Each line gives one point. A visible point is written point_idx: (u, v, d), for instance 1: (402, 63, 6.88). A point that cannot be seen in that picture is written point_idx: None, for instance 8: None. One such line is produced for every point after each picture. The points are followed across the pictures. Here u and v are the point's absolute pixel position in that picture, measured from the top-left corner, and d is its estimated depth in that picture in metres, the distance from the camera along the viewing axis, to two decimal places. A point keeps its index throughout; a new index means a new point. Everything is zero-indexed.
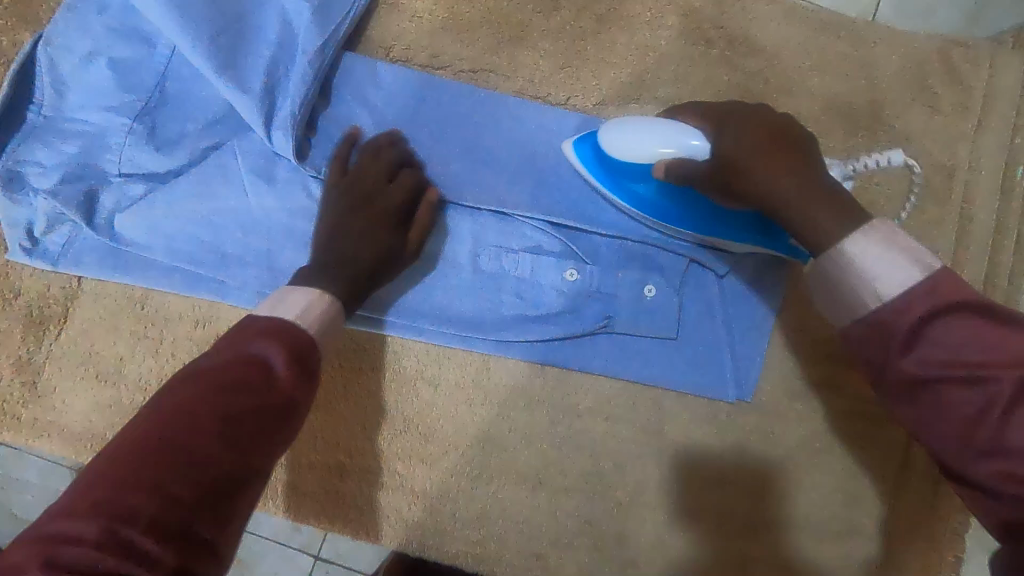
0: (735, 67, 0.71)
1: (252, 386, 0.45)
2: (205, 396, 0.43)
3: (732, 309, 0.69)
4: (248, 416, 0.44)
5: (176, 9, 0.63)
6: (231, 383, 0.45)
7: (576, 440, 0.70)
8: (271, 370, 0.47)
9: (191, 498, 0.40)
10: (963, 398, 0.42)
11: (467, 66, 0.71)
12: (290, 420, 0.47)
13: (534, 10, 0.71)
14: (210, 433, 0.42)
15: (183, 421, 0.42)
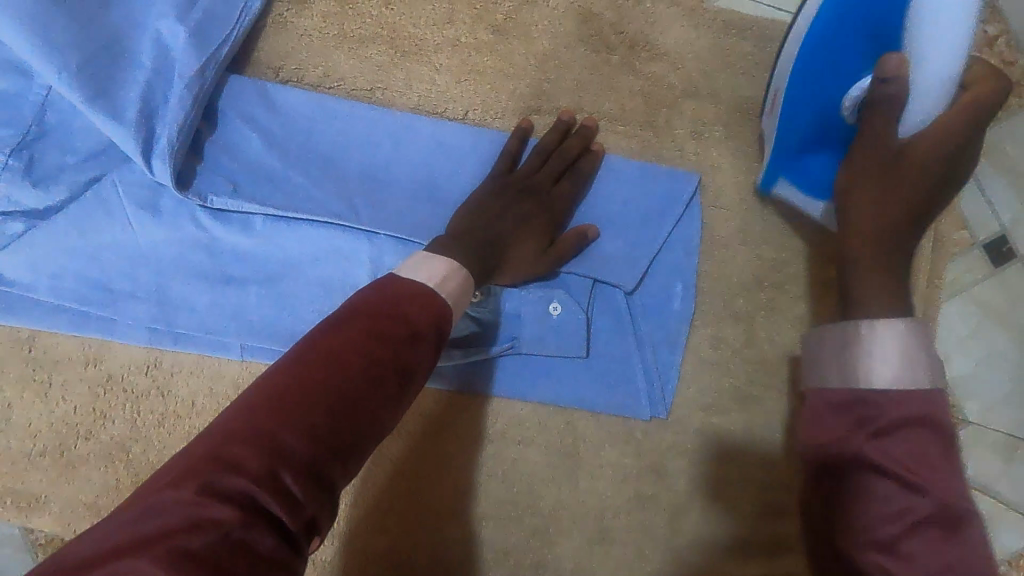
0: (638, 73, 0.69)
1: (396, 338, 0.45)
2: (359, 345, 0.43)
3: (643, 323, 0.66)
4: (341, 398, 0.41)
5: (39, 38, 0.60)
6: (377, 334, 0.44)
7: (489, 466, 0.67)
8: (387, 341, 0.44)
9: (275, 499, 0.37)
10: (886, 492, 0.41)
11: (360, 83, 0.69)
12: (408, 391, 0.45)
13: (428, 22, 0.69)
14: (291, 426, 0.39)
15: (336, 366, 0.42)
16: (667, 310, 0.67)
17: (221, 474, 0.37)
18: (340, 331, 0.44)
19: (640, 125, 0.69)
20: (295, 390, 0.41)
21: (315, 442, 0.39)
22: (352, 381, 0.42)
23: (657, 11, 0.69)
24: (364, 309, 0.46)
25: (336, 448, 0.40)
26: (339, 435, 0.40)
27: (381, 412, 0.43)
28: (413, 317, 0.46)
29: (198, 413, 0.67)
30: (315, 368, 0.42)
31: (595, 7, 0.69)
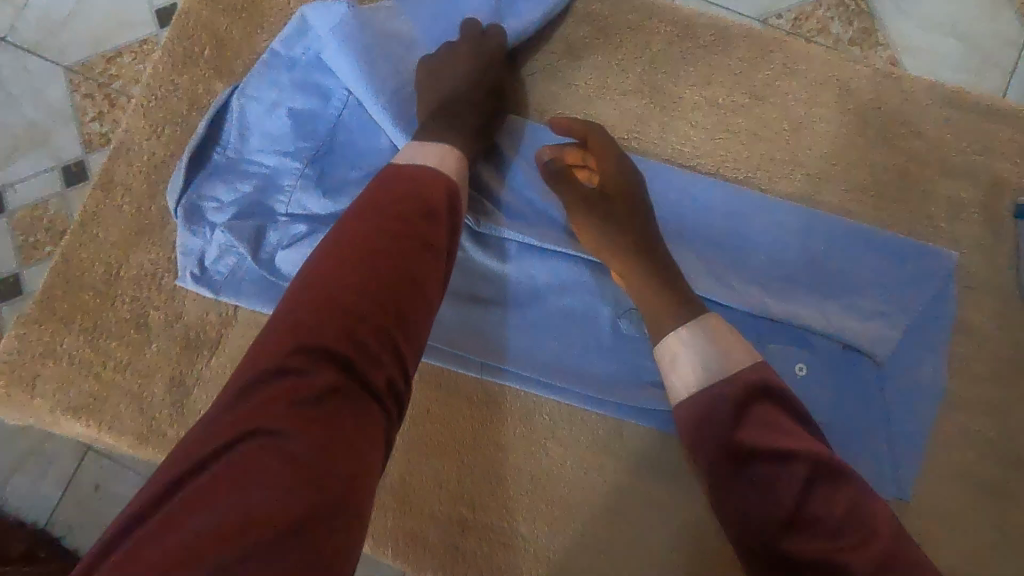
0: (893, 148, 0.70)
1: (410, 220, 0.50)
2: (383, 226, 0.48)
3: (885, 397, 0.65)
4: (373, 277, 0.46)
5: (362, 68, 0.69)
6: (398, 215, 0.49)
7: (706, 519, 0.69)
8: (387, 225, 0.48)
9: (344, 352, 0.42)
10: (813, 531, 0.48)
11: (619, 133, 0.73)
12: (433, 267, 0.49)
13: (686, 83, 0.73)
14: (348, 303, 0.44)
15: (364, 248, 0.47)
16: (914, 387, 0.65)
17: (291, 357, 0.42)
18: (367, 218, 0.49)
19: (893, 199, 0.69)
20: (343, 282, 0.45)
21: (372, 312, 0.44)
22: (382, 262, 0.46)
23: (916, 91, 0.71)
24: (407, 208, 0.50)
25: (384, 315, 0.45)
26: (372, 300, 0.45)
27: (413, 288, 0.47)
28: (414, 192, 0.52)
29: (431, 421, 0.70)
30: (361, 254, 0.47)
31: (853, 83, 0.72)
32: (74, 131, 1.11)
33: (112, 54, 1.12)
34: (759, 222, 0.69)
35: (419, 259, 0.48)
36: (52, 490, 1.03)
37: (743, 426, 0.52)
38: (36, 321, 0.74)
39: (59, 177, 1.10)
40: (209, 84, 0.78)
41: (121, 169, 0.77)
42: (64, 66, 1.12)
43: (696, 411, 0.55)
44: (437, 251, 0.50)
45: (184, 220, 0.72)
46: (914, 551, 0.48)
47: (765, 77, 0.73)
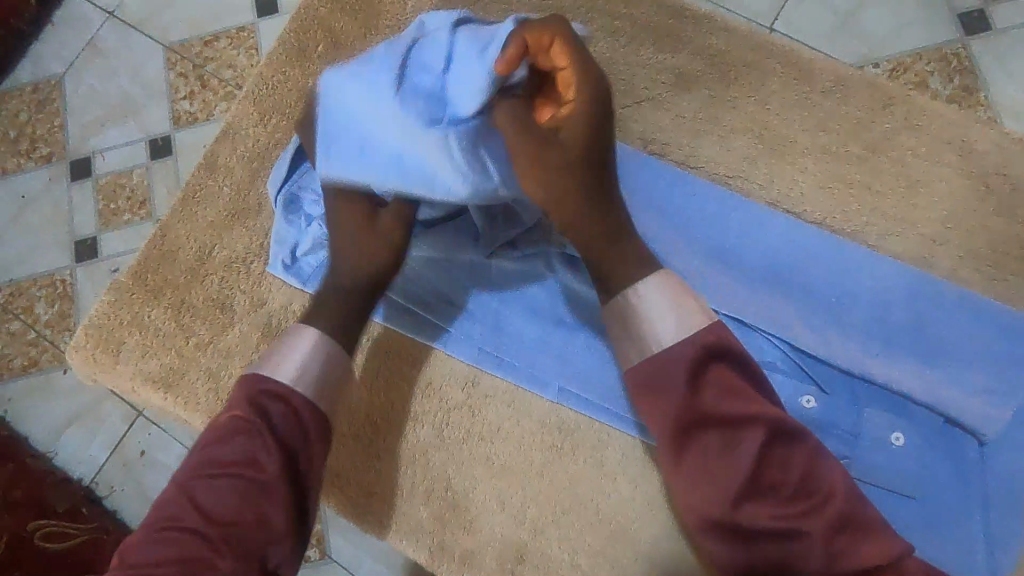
0: (1016, 218, 0.67)
1: (252, 427, 0.57)
2: (209, 454, 0.57)
3: (986, 480, 0.61)
4: (242, 463, 0.56)
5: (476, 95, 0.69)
6: (228, 435, 0.58)
7: None
8: (245, 440, 0.57)
9: (254, 481, 0.56)
10: (771, 497, 0.51)
11: (724, 170, 0.72)
12: (272, 420, 0.58)
13: (800, 127, 0.71)
14: (230, 466, 0.56)
15: (192, 478, 0.57)
16: (1021, 474, 0.61)
17: (205, 507, 0.55)
18: (229, 433, 0.58)
19: (1012, 271, 0.66)
20: (213, 459, 0.57)
21: (258, 464, 0.56)
22: (252, 424, 0.57)
23: None
24: (238, 412, 0.58)
25: (262, 480, 0.56)
26: (257, 471, 0.56)
27: (264, 440, 0.57)
28: (271, 412, 0.58)
29: (501, 440, 0.68)
30: (225, 442, 0.57)
31: (978, 146, 0.69)
32: (165, 107, 1.15)
33: (210, 38, 1.16)
34: (868, 277, 0.65)
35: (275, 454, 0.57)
36: (98, 451, 1.06)
37: (703, 393, 0.53)
38: (127, 290, 0.76)
39: (147, 150, 1.13)
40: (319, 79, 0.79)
41: (225, 153, 0.79)
42: (162, 44, 1.17)
43: (655, 374, 0.55)
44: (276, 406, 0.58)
45: (281, 209, 0.73)
46: (866, 509, 0.52)
47: (882, 130, 0.70)
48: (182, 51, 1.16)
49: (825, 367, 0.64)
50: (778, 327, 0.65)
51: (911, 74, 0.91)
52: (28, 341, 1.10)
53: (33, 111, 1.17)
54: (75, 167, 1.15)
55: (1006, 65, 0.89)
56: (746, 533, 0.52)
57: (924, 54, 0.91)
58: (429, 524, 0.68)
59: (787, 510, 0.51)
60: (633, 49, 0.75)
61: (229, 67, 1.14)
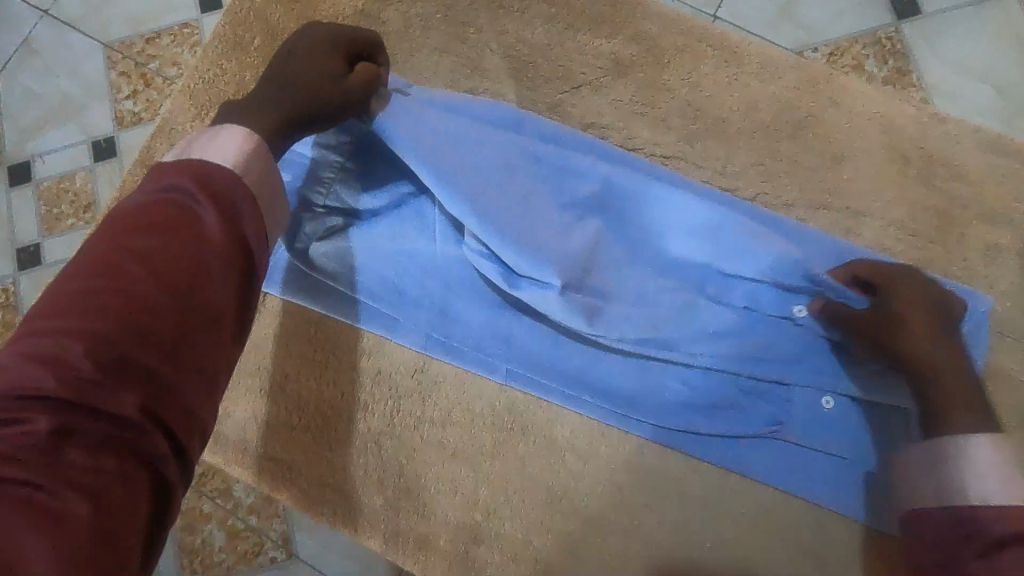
0: (934, 188, 0.70)
1: (171, 217, 0.41)
2: (76, 280, 0.38)
3: None
4: (135, 298, 0.38)
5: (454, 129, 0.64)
6: (145, 210, 0.42)
7: (728, 549, 0.66)
8: (165, 220, 0.41)
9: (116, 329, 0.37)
10: None
11: (661, 151, 0.74)
12: (190, 172, 0.44)
13: (734, 106, 0.74)
14: (93, 315, 0.37)
15: (63, 302, 0.38)
16: None
17: (16, 384, 0.34)
18: (139, 205, 0.42)
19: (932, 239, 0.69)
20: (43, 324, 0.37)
21: (103, 380, 0.35)
22: (107, 311, 0.37)
23: (960, 134, 0.71)
24: (150, 212, 0.42)
25: (164, 336, 0.38)
26: (144, 327, 0.38)
27: (206, 247, 0.41)
28: (186, 180, 0.43)
29: (452, 423, 0.69)
30: (107, 262, 0.39)
31: (898, 121, 0.72)
32: (106, 107, 1.12)
33: (151, 35, 1.13)
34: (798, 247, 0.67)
35: (186, 234, 0.41)
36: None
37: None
38: None
39: (88, 152, 1.10)
40: (256, 71, 0.78)
41: (162, 149, 0.77)
42: (101, 43, 1.13)
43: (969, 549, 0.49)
44: (204, 220, 0.42)
45: None
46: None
47: (811, 108, 0.73)
48: (122, 49, 1.13)
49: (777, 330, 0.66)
50: (732, 300, 0.66)
51: (846, 58, 0.94)
52: None
53: None
54: (11, 171, 1.11)
55: (933, 49, 0.93)
56: None
57: (859, 39, 0.94)
58: (382, 510, 0.68)
59: None
60: (570, 34, 0.77)
61: (169, 65, 1.12)
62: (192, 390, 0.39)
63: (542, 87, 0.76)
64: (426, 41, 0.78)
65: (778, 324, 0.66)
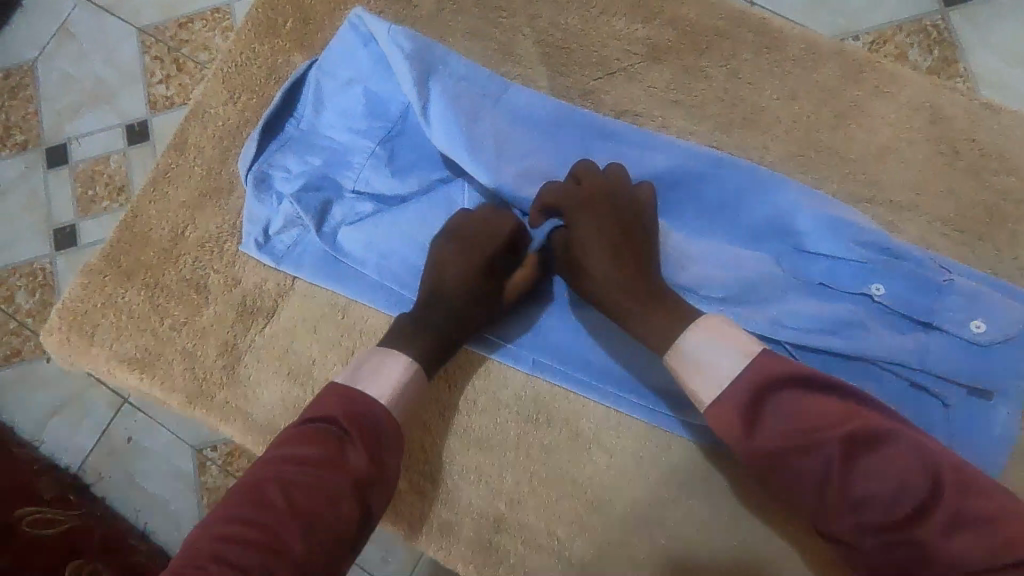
0: (983, 182, 0.67)
1: (317, 458, 0.55)
2: (264, 472, 0.55)
3: (953, 437, 0.61)
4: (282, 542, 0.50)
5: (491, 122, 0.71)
6: (300, 449, 0.55)
7: (759, 550, 0.64)
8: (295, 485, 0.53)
9: (265, 562, 0.49)
10: (807, 465, 0.50)
11: (696, 140, 0.72)
12: (332, 418, 0.58)
13: (773, 95, 0.71)
14: (251, 545, 0.49)
15: (233, 519, 0.52)
16: (987, 433, 0.61)
17: (205, 552, 0.49)
18: (286, 447, 0.56)
19: (980, 235, 0.66)
20: (222, 545, 0.50)
21: (271, 558, 0.49)
22: (256, 552, 0.49)
23: (1013, 126, 0.68)
24: (318, 441, 0.56)
25: (295, 567, 0.50)
26: (279, 563, 0.49)
27: (342, 477, 0.54)
28: (360, 421, 0.58)
29: (477, 412, 0.69)
30: (277, 495, 0.53)
31: (947, 111, 0.69)
32: (141, 91, 1.13)
33: (184, 20, 1.13)
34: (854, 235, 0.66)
35: (334, 469, 0.54)
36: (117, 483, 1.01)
37: (759, 431, 0.51)
38: (100, 272, 0.75)
39: (124, 135, 1.12)
40: (288, 56, 0.78)
41: (195, 132, 0.78)
42: (136, 27, 1.14)
43: (786, 414, 0.51)
44: (344, 506, 0.53)
45: (253, 187, 0.72)
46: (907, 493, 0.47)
47: (854, 97, 0.70)
48: (157, 34, 1.14)
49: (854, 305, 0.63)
50: (809, 275, 0.64)
51: (889, 46, 0.90)
52: (9, 329, 1.08)
53: (8, 97, 1.15)
54: (50, 154, 1.14)
55: (983, 36, 0.89)
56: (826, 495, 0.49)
57: (905, 27, 0.90)
58: (407, 496, 0.68)
59: (894, 517, 0.47)
60: (605, 19, 0.75)
61: (202, 49, 1.12)
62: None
63: (575, 73, 0.75)
64: (457, 25, 0.77)
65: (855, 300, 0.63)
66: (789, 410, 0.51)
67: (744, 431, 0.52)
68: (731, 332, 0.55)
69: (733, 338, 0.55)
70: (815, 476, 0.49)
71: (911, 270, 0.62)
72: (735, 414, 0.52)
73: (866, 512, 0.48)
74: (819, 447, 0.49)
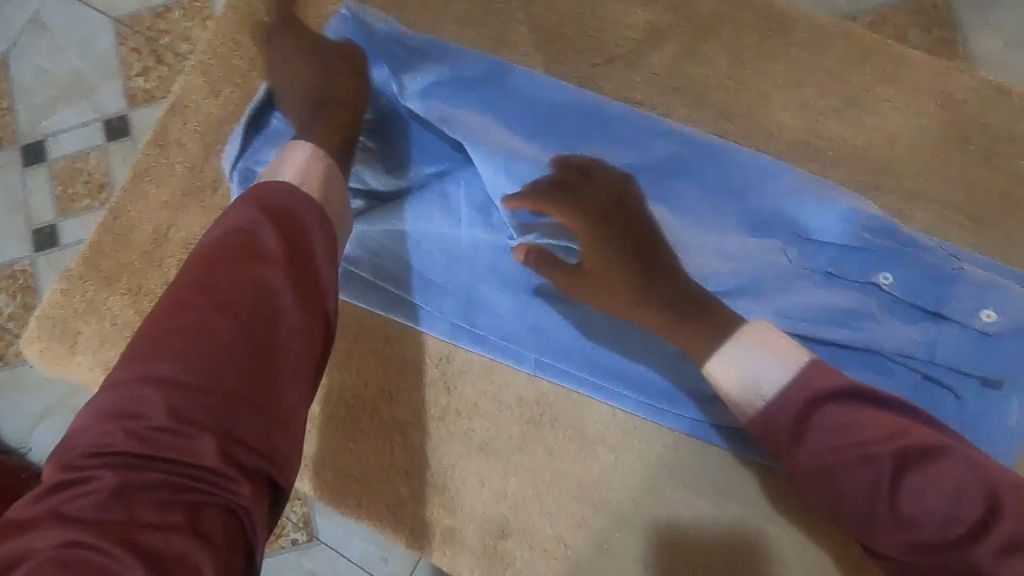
0: (995, 168, 0.65)
1: (243, 280, 0.44)
2: (175, 300, 0.43)
3: (966, 430, 0.60)
4: (208, 389, 0.40)
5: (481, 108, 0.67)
6: (216, 271, 0.44)
7: (771, 550, 0.62)
8: (225, 310, 0.43)
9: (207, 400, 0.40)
10: (852, 478, 0.47)
11: (701, 128, 0.69)
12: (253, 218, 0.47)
13: (778, 81, 0.69)
14: (174, 393, 0.39)
15: (148, 357, 0.41)
16: (999, 426, 0.60)
17: (124, 405, 0.39)
18: (196, 270, 0.45)
19: (991, 223, 0.65)
20: (124, 411, 0.39)
21: (216, 397, 0.40)
22: (188, 394, 0.40)
23: None
24: (237, 256, 0.45)
25: (239, 408, 0.41)
26: (214, 406, 0.40)
27: (278, 267, 0.45)
28: (283, 222, 0.48)
29: (478, 414, 0.67)
30: (177, 334, 0.41)
31: (957, 95, 0.67)
32: (118, 84, 1.08)
33: (161, 9, 1.09)
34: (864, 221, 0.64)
35: (266, 264, 0.45)
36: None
37: (802, 445, 0.50)
38: (81, 276, 0.72)
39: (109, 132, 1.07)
40: (272, 45, 0.75)
41: (176, 127, 0.74)
42: (112, 17, 1.09)
43: (830, 427, 0.49)
44: (286, 296, 0.45)
45: (238, 185, 0.69)
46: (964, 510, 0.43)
47: (862, 81, 0.68)
48: (134, 24, 1.09)
49: (863, 296, 0.61)
50: (814, 264, 0.62)
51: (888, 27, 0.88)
52: None
53: None
54: (27, 151, 1.09)
55: (984, 17, 0.87)
56: (877, 517, 0.47)
57: (903, 7, 0.88)
58: (409, 503, 0.66)
59: (948, 537, 0.43)
60: (602, 3, 0.72)
61: (179, 38, 1.08)
62: (275, 446, 0.42)
63: (573, 60, 0.71)
64: (449, 11, 0.73)
65: (865, 291, 0.61)
66: (835, 423, 0.49)
67: (784, 444, 0.51)
68: (772, 340, 0.54)
69: (772, 345, 0.53)
70: (871, 492, 0.47)
71: (922, 259, 0.60)
72: (780, 427, 0.51)
73: (914, 533, 0.45)
74: (874, 462, 0.46)
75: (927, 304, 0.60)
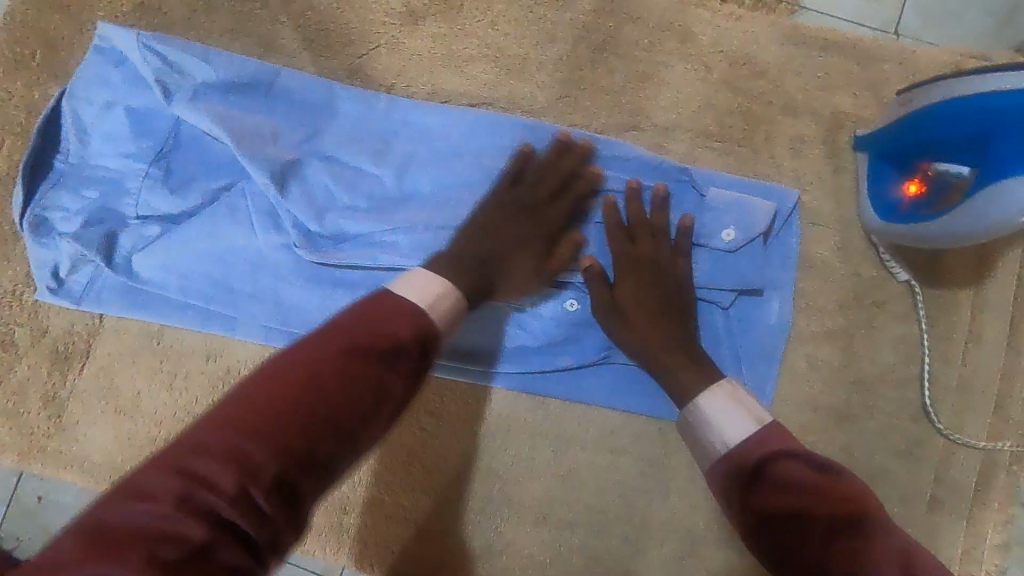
0: (736, 90, 0.70)
1: (379, 337, 0.48)
2: (301, 356, 0.46)
3: (733, 338, 0.66)
4: (293, 414, 0.43)
5: (246, 116, 0.68)
6: (340, 331, 0.48)
7: (582, 475, 0.69)
8: (338, 361, 0.46)
9: (288, 432, 0.42)
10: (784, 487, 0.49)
11: (468, 100, 0.72)
12: (398, 297, 0.52)
13: (532, 42, 0.72)
14: (242, 430, 0.42)
15: (233, 409, 0.43)
16: (762, 326, 0.66)
17: (176, 455, 0.41)
18: (327, 333, 0.48)
19: (738, 142, 0.70)
20: (198, 447, 0.41)
21: (289, 429, 0.43)
22: (259, 429, 0.42)
23: (757, 32, 0.71)
24: (381, 322, 0.49)
25: (313, 439, 0.43)
26: (289, 436, 0.43)
27: (382, 321, 0.49)
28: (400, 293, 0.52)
29: None
30: (300, 383, 0.45)
31: (694, 27, 0.71)
32: None
33: None
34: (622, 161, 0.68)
35: (378, 318, 0.49)
36: None
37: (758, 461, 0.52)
38: None
39: None
40: (43, 88, 0.75)
41: None
42: None
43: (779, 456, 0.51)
44: (387, 337, 0.48)
45: (30, 233, 0.70)
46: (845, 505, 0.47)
47: (607, 30, 0.72)
48: None
49: None
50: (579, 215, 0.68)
51: None
52: None
53: None
54: None
55: None
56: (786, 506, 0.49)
57: None
58: None
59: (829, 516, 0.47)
60: None
61: None
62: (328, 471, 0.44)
63: (338, 53, 0.73)
64: (211, 25, 0.74)
65: None
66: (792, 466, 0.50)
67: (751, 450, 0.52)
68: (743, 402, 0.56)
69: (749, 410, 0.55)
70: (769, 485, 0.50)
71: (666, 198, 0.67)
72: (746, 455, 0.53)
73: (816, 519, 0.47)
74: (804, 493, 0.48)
75: (687, 233, 0.65)
